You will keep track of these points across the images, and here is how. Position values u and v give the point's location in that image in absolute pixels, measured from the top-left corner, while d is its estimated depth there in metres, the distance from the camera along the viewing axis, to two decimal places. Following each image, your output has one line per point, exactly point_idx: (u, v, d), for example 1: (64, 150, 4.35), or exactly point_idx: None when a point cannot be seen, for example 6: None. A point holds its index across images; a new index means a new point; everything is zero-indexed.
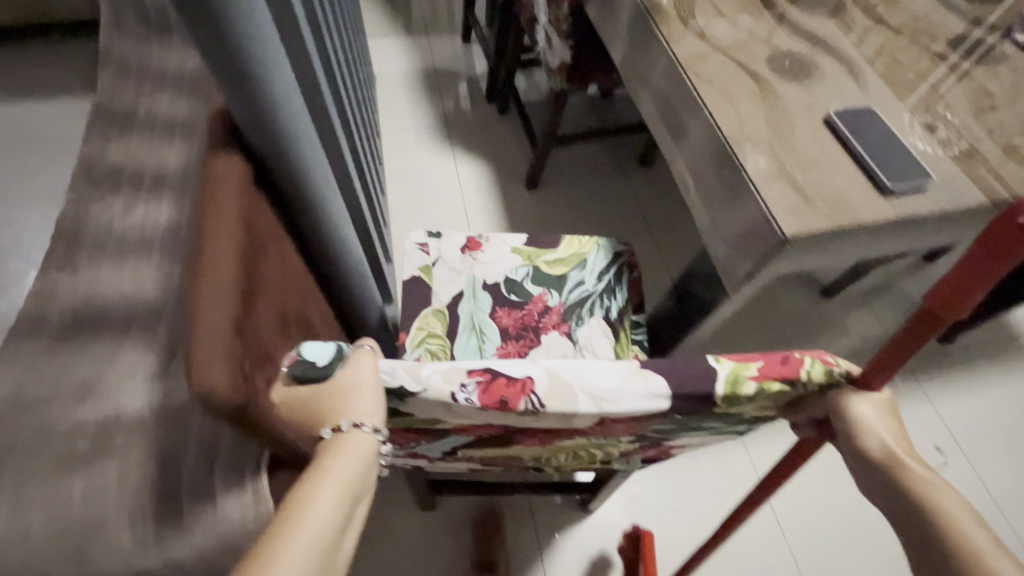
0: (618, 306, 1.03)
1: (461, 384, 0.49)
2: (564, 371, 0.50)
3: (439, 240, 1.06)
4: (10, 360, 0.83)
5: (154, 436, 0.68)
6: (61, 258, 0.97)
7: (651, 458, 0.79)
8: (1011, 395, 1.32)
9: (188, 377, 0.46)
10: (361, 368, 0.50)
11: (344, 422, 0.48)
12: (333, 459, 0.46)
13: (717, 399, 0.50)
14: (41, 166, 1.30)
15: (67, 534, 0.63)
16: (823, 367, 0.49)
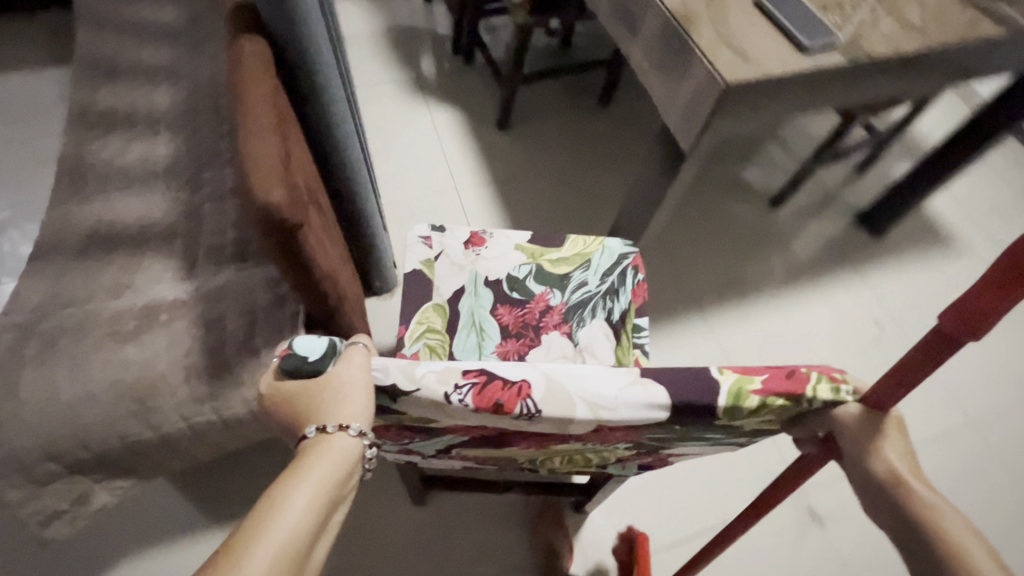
0: (621, 307, 0.96)
1: (456, 385, 0.45)
2: (561, 376, 0.46)
3: (442, 234, 1.01)
4: (36, 271, 0.88)
5: (198, 311, 0.76)
6: (68, 190, 1.02)
7: (648, 464, 0.74)
8: (929, 270, 1.52)
9: (250, 200, 0.55)
10: (353, 366, 0.48)
11: (329, 424, 0.46)
12: (313, 461, 0.44)
13: (718, 412, 0.46)
14: (28, 155, 1.37)
15: (127, 391, 0.71)
16: (830, 384, 0.45)
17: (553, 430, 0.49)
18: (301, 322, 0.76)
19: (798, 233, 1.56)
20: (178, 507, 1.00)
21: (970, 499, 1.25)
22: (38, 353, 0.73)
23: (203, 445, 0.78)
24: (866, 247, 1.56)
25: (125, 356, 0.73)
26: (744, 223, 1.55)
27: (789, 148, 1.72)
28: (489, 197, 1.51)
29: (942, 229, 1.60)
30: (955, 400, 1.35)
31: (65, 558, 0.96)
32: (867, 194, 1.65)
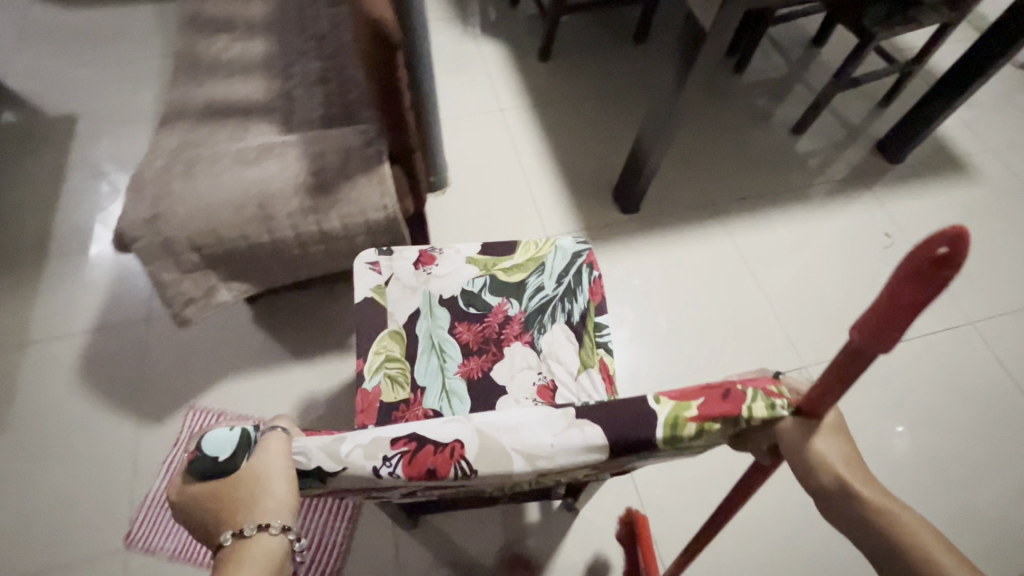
0: (580, 308, 0.93)
1: (383, 458, 0.45)
2: (495, 430, 0.46)
3: (391, 257, 0.96)
4: (168, 129, 1.09)
5: (302, 147, 0.95)
6: (185, 76, 1.22)
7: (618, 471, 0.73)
8: (945, 193, 1.62)
9: (368, 13, 0.75)
10: (268, 457, 0.45)
11: (246, 525, 0.42)
12: (238, 572, 0.40)
13: (658, 443, 0.45)
14: (132, 82, 1.65)
15: (249, 198, 0.90)
16: (766, 401, 0.45)
17: (499, 482, 0.48)
18: (386, 159, 0.94)
19: (815, 157, 1.67)
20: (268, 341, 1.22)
21: (965, 383, 1.38)
22: (183, 172, 0.92)
23: (302, 256, 0.96)
24: (884, 171, 1.66)
25: (248, 175, 0.92)
26: (764, 148, 1.67)
27: (812, 88, 1.83)
28: (530, 117, 1.67)
29: (959, 159, 1.68)
30: (957, 303, 1.48)
31: (191, 374, 1.20)
32: (887, 126, 1.74)
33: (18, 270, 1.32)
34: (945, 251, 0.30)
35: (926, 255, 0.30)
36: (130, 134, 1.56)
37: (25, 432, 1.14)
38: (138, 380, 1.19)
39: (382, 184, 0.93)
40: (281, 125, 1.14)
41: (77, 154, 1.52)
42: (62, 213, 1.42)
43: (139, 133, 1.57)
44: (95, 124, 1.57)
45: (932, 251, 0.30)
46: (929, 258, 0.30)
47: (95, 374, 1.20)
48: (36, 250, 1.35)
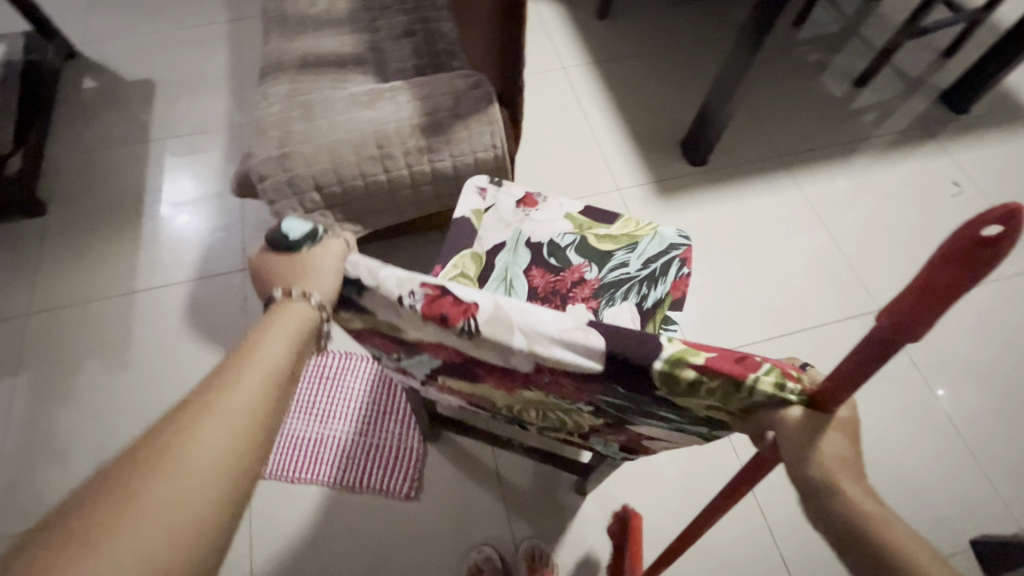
0: (656, 296, 0.90)
1: (410, 292, 0.44)
2: (511, 309, 0.44)
3: (498, 188, 0.99)
4: (273, 80, 1.13)
5: (412, 91, 0.98)
6: (278, 31, 1.26)
7: (627, 447, 0.79)
8: (1012, 143, 1.61)
9: None
10: (328, 250, 0.49)
11: (295, 288, 0.48)
12: (279, 322, 0.48)
13: (651, 372, 0.43)
14: (204, 47, 1.69)
15: (366, 139, 0.94)
16: (779, 379, 0.41)
17: (494, 355, 0.48)
18: (494, 100, 0.98)
19: (877, 109, 1.67)
20: None
21: None
22: (301, 115, 0.97)
23: (412, 197, 1.01)
24: (949, 122, 1.66)
25: (364, 117, 0.95)
26: (826, 102, 1.67)
27: (872, 41, 1.81)
28: (591, 76, 1.68)
29: None
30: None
31: None
32: (950, 78, 1.73)
33: (120, 226, 1.40)
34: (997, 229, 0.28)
35: (975, 232, 0.29)
36: (207, 97, 1.61)
37: (147, 373, 1.22)
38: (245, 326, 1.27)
39: (493, 124, 0.97)
40: (375, 77, 1.17)
41: (159, 116, 1.57)
42: (152, 174, 1.48)
43: (216, 95, 1.61)
44: (173, 88, 1.62)
45: (979, 228, 0.29)
46: (976, 236, 0.29)
47: (201, 322, 1.27)
48: (136, 209, 1.42)
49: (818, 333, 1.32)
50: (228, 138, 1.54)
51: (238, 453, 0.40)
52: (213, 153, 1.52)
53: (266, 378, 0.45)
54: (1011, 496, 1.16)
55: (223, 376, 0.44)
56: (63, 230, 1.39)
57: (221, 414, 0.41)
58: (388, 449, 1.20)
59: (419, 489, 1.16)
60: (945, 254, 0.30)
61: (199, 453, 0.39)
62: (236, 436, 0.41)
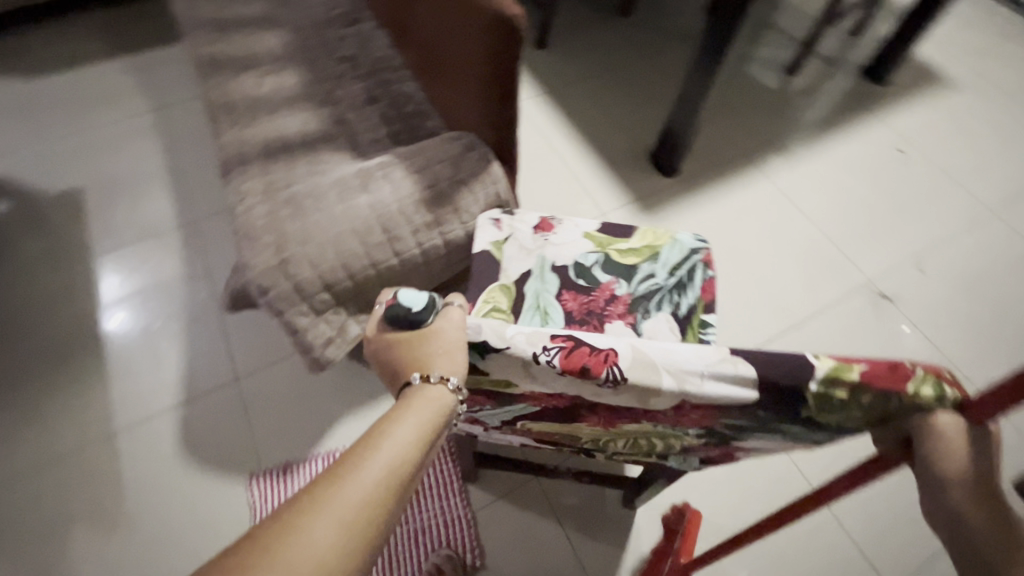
0: (688, 302, 0.85)
1: (544, 347, 0.46)
2: (650, 349, 0.46)
3: (512, 217, 0.92)
4: (241, 175, 1.04)
5: (406, 165, 0.93)
6: (226, 119, 1.16)
7: (710, 460, 0.70)
8: (932, 103, 1.76)
9: (500, 12, 0.77)
10: (455, 328, 0.50)
11: (434, 374, 0.48)
12: (412, 405, 0.47)
13: (808, 396, 0.43)
14: (129, 144, 1.54)
15: (370, 225, 0.88)
16: (935, 385, 0.40)
17: (635, 401, 0.48)
18: (493, 160, 0.94)
19: (812, 92, 1.77)
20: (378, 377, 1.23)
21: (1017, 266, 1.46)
22: (292, 212, 0.89)
23: (426, 274, 0.94)
24: (875, 93, 1.79)
25: (362, 203, 0.89)
26: (767, 95, 1.76)
27: (791, 31, 1.92)
28: (547, 106, 1.68)
29: (936, 70, 1.84)
30: (978, 196, 1.57)
31: (292, 418, 1.19)
32: (864, 54, 1.87)
33: (80, 362, 1.23)
34: None
35: None
36: (147, 197, 1.46)
37: (155, 523, 1.08)
38: (254, 446, 1.16)
39: (496, 184, 0.94)
40: (349, 152, 1.11)
41: (96, 228, 1.41)
42: (102, 294, 1.32)
43: (157, 194, 1.47)
44: (104, 195, 1.46)
45: None
46: None
47: (206, 450, 1.15)
48: (94, 338, 1.26)
49: (827, 316, 1.37)
50: (183, 239, 1.40)
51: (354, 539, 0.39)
52: (167, 258, 1.38)
53: (391, 470, 0.42)
54: None
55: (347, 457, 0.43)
56: (10, 383, 1.20)
57: (333, 505, 0.39)
58: (434, 528, 1.09)
59: (482, 564, 1.06)
60: None
61: (315, 531, 0.38)
62: (347, 535, 0.38)
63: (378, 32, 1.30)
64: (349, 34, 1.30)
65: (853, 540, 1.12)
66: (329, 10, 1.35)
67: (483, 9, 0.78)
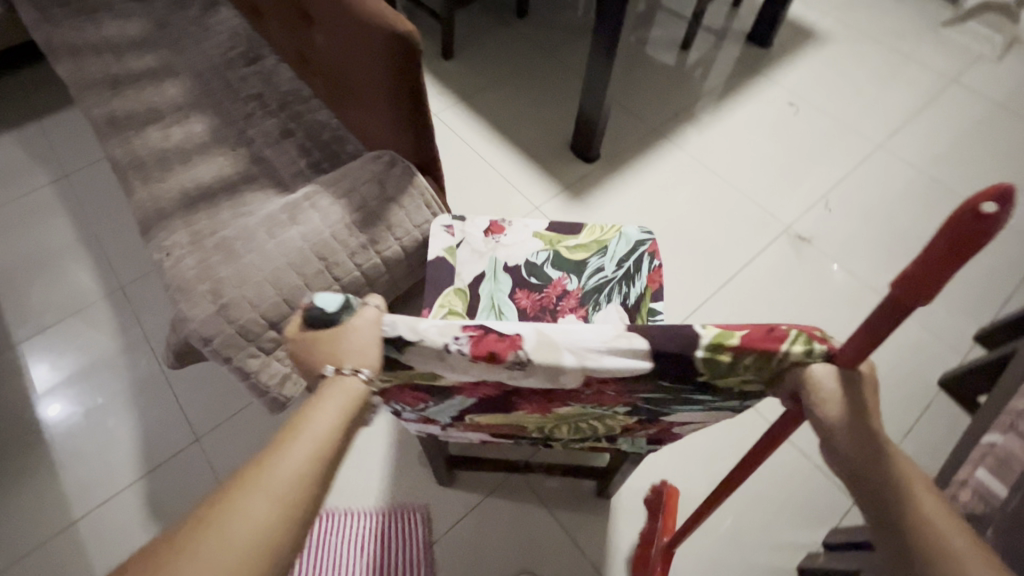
0: (637, 291, 0.90)
1: (455, 336, 0.48)
2: (553, 332, 0.49)
3: (463, 222, 0.95)
4: (164, 229, 1.02)
5: (332, 191, 0.94)
6: (137, 176, 1.12)
7: (655, 438, 0.75)
8: (812, 57, 1.92)
9: (397, 28, 0.80)
10: (369, 325, 0.50)
11: (347, 367, 0.49)
12: (326, 397, 0.48)
13: (696, 362, 0.48)
14: (36, 219, 1.46)
15: (307, 254, 0.88)
16: (805, 341, 0.47)
17: (545, 381, 0.52)
18: (417, 172, 0.97)
19: (706, 63, 1.90)
20: None
21: (911, 189, 1.62)
22: (224, 257, 0.88)
23: (373, 292, 0.96)
24: (762, 56, 1.94)
25: (294, 235, 0.89)
26: (667, 72, 1.87)
27: (678, 10, 2.05)
28: (464, 113, 1.71)
29: (810, 26, 2.01)
30: (866, 135, 1.73)
31: None
32: (746, 21, 2.02)
33: (21, 455, 1.16)
34: (993, 209, 0.35)
35: (971, 209, 0.35)
36: (66, 271, 1.39)
37: None
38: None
39: (425, 195, 0.97)
40: (273, 188, 1.11)
41: (13, 313, 1.33)
42: (33, 380, 1.24)
43: (76, 266, 1.40)
44: (16, 277, 1.38)
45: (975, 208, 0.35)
46: (971, 211, 0.35)
47: (177, 517, 1.11)
48: (32, 427, 1.19)
49: (757, 265, 1.47)
50: (113, 306, 1.35)
51: (285, 519, 0.42)
52: (98, 330, 1.31)
53: (314, 453, 0.45)
54: (947, 333, 1.38)
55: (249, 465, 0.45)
56: None
57: (261, 492, 0.43)
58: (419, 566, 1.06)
59: None
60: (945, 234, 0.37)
61: (246, 517, 0.41)
62: (278, 517, 0.42)
63: (282, 66, 1.30)
64: (252, 72, 1.29)
65: (817, 464, 1.21)
66: (227, 51, 1.33)
67: (380, 30, 0.81)
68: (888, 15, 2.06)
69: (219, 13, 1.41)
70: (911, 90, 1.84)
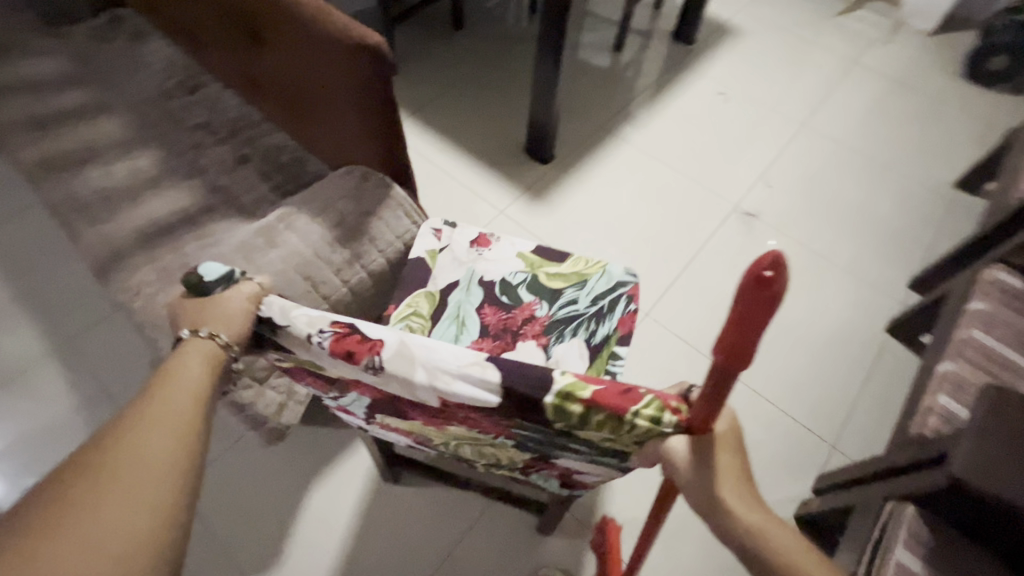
0: (604, 332, 0.88)
1: (320, 329, 0.52)
2: (414, 345, 0.52)
3: (454, 228, 0.97)
4: (124, 270, 0.96)
5: (307, 209, 0.92)
6: (81, 219, 1.05)
7: (564, 482, 0.85)
8: (731, 49, 2.08)
9: (366, 40, 0.80)
10: (239, 297, 0.59)
11: (204, 328, 0.58)
12: (188, 351, 0.58)
13: (548, 406, 0.51)
14: None
15: (290, 275, 0.85)
16: (658, 407, 0.49)
17: (404, 390, 0.55)
18: (392, 183, 0.96)
19: (639, 62, 2.01)
20: (341, 431, 1.22)
21: (834, 161, 1.78)
22: None
23: (360, 307, 0.94)
24: (688, 52, 2.07)
25: (273, 258, 0.86)
26: (602, 74, 1.96)
27: (604, 16, 2.16)
28: (414, 126, 1.72)
29: (726, 23, 2.17)
30: (789, 116, 1.89)
31: (261, 505, 1.13)
32: (669, 21, 2.16)
33: None
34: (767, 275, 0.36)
35: (755, 276, 0.36)
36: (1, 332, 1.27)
37: None
38: (230, 549, 1.09)
39: (402, 205, 0.96)
40: (236, 217, 1.07)
41: None
42: None
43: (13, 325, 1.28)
44: None
45: (759, 272, 0.36)
46: (756, 277, 0.36)
47: None
48: None
49: (713, 244, 1.57)
50: (63, 362, 1.24)
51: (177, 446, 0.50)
52: (47, 390, 1.21)
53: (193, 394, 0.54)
54: (885, 287, 1.52)
55: (129, 412, 0.52)
56: None
57: (157, 426, 0.51)
58: None
59: None
60: (744, 300, 0.38)
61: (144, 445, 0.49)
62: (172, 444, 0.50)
63: (228, 92, 1.25)
64: (194, 101, 1.24)
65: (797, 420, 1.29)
66: (165, 81, 1.28)
67: (346, 43, 0.80)
68: (792, 8, 2.26)
69: (150, 43, 1.34)
70: (820, 73, 2.03)
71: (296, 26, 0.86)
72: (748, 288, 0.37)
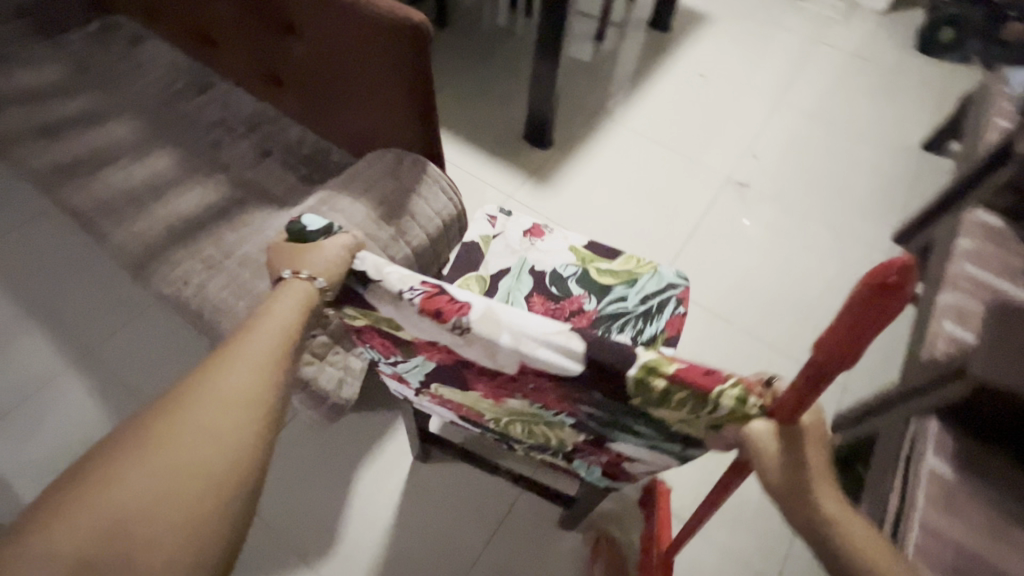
0: (653, 330, 0.91)
1: (411, 287, 0.53)
2: (500, 311, 0.53)
3: (508, 217, 1.03)
4: (164, 264, 0.96)
5: (348, 191, 0.95)
6: (108, 220, 1.04)
7: (609, 471, 0.82)
8: (704, 34, 2.19)
9: (411, 20, 0.84)
10: (335, 246, 0.60)
11: (304, 270, 0.59)
12: (283, 296, 0.59)
13: (628, 378, 0.51)
14: None
15: None
16: (743, 392, 0.48)
17: (484, 352, 0.56)
18: (427, 162, 1.00)
19: (620, 50, 2.10)
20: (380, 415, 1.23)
21: (811, 132, 1.90)
22: None
23: None
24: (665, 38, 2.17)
25: None
26: (588, 63, 2.04)
27: (583, 9, 2.24)
28: None
29: (697, 10, 2.29)
30: (765, 93, 2.00)
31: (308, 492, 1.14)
32: (644, 11, 2.26)
33: None
34: (901, 279, 0.38)
35: (882, 280, 0.39)
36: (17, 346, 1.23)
37: None
38: (281, 538, 1.09)
39: (440, 181, 1.00)
40: (266, 208, 1.08)
41: None
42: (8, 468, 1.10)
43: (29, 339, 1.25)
44: None
45: (885, 276, 0.38)
46: (884, 279, 0.38)
47: None
48: None
49: (711, 214, 1.65)
50: (86, 370, 1.22)
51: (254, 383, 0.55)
52: (74, 400, 1.18)
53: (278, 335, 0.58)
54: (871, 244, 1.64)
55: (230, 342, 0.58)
56: None
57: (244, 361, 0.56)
58: None
59: None
60: (866, 298, 0.40)
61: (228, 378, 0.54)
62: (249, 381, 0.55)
63: (239, 90, 1.26)
64: (205, 101, 1.24)
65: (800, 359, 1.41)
66: (173, 83, 1.27)
67: (392, 25, 0.84)
68: None
69: (150, 46, 1.34)
70: (788, 53, 2.16)
71: (335, 13, 0.89)
72: (875, 289, 0.39)
